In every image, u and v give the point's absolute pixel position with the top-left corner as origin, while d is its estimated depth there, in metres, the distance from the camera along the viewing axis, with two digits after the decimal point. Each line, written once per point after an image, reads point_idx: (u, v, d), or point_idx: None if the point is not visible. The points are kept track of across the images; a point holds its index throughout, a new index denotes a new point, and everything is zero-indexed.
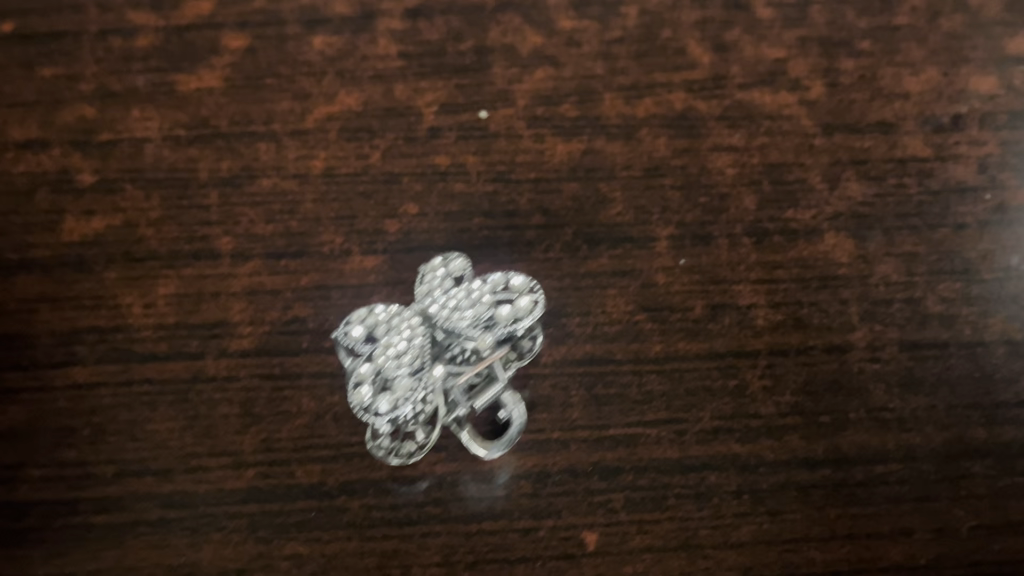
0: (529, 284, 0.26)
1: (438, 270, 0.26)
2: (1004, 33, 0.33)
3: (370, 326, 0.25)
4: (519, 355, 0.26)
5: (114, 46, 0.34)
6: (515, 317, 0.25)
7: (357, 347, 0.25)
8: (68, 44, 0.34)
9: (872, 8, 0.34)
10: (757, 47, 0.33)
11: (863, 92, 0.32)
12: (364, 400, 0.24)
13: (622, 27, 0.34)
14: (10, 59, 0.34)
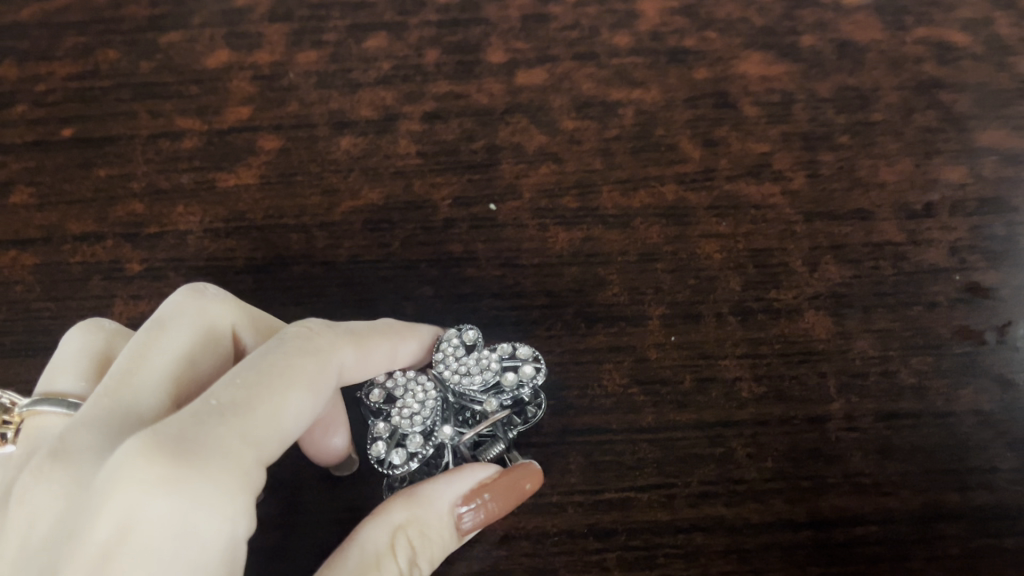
0: (534, 353, 0.29)
1: (453, 339, 0.29)
2: (976, 125, 0.36)
3: (390, 389, 0.29)
4: (523, 420, 0.29)
5: (163, 148, 0.38)
6: (518, 384, 0.28)
7: (379, 406, 0.29)
8: (122, 145, 0.38)
9: (850, 104, 0.37)
10: (744, 142, 0.36)
11: (842, 181, 0.35)
12: (380, 453, 0.27)
13: (619, 126, 0.38)
14: (69, 160, 0.38)
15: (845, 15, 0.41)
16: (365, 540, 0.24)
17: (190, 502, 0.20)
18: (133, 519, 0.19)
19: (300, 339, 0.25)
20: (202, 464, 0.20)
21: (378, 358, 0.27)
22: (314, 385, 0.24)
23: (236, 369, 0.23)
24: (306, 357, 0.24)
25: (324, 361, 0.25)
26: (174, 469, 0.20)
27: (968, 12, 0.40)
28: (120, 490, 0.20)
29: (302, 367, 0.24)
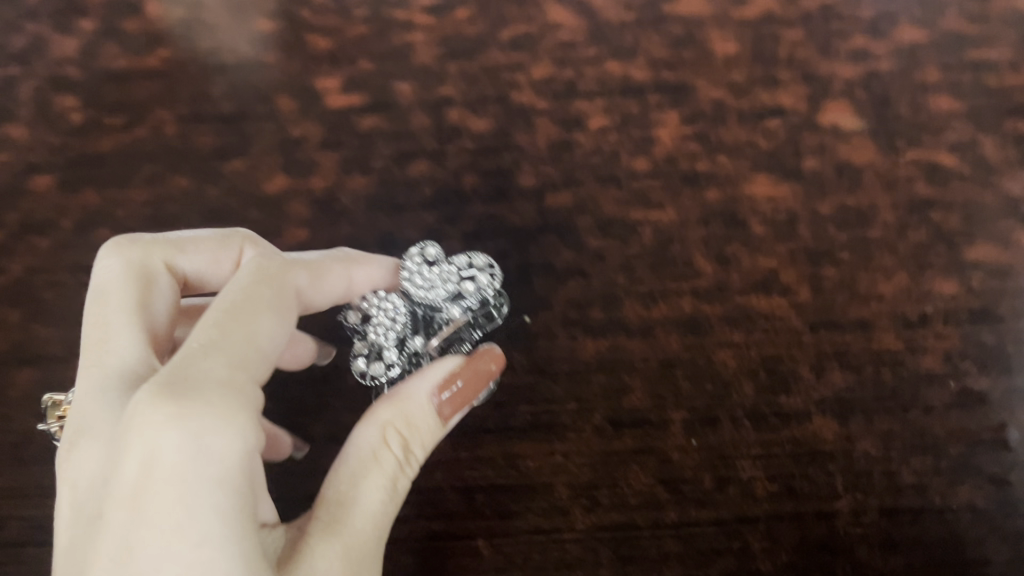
0: (486, 261, 0.38)
1: (415, 256, 0.38)
2: (964, 240, 0.40)
3: (365, 310, 0.38)
4: (488, 319, 0.39)
5: None
6: (475, 290, 0.38)
7: (358, 324, 0.38)
8: None
9: (849, 220, 0.41)
10: (753, 258, 0.40)
11: (843, 293, 0.39)
12: (363, 369, 0.37)
13: (639, 243, 0.41)
14: None
15: (844, 139, 0.46)
16: (360, 440, 0.32)
17: (199, 413, 0.27)
18: (154, 449, 0.26)
19: (260, 279, 0.32)
20: (198, 399, 0.27)
21: (334, 279, 0.36)
22: (281, 308, 0.32)
23: (213, 316, 0.30)
24: (265, 295, 0.32)
25: (285, 283, 0.33)
26: (177, 410, 0.27)
27: (954, 136, 0.45)
28: (139, 429, 0.27)
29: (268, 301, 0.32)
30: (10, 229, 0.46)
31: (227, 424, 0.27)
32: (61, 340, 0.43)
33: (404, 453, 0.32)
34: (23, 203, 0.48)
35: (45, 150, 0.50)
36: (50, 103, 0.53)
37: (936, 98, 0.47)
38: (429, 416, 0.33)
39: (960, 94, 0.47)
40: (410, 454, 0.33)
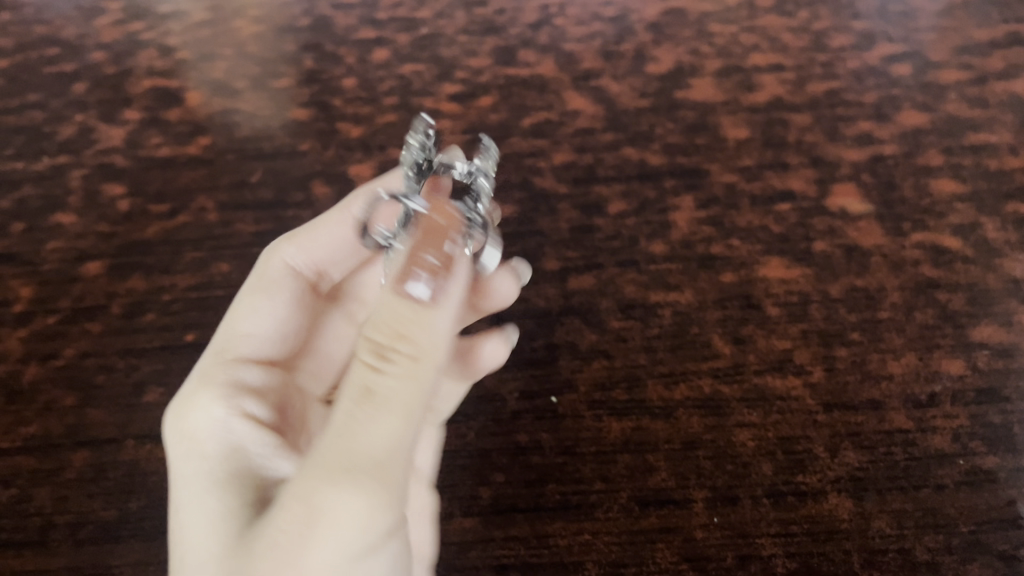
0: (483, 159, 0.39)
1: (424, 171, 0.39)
2: (969, 321, 0.42)
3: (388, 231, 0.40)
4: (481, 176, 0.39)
5: None
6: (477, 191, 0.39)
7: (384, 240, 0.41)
8: None
9: (859, 303, 0.44)
10: (768, 339, 0.42)
11: (854, 373, 0.41)
12: None
13: (660, 324, 0.44)
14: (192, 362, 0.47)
15: (851, 223, 0.48)
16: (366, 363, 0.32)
17: (190, 411, 0.36)
18: (180, 434, 0.36)
19: (258, 268, 0.44)
20: (203, 393, 0.37)
21: (321, 232, 0.44)
22: (269, 288, 0.43)
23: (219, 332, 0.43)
24: (256, 295, 0.43)
25: (270, 268, 0.44)
26: (184, 406, 0.37)
27: (957, 219, 0.47)
28: (170, 426, 0.37)
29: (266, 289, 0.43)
30: (64, 313, 0.49)
31: (191, 408, 0.36)
32: (112, 421, 0.45)
33: (375, 357, 0.30)
34: (73, 288, 0.51)
35: (94, 236, 0.54)
36: (98, 191, 0.57)
37: (938, 182, 0.49)
38: (389, 313, 0.30)
39: (961, 179, 0.50)
40: (382, 358, 0.30)
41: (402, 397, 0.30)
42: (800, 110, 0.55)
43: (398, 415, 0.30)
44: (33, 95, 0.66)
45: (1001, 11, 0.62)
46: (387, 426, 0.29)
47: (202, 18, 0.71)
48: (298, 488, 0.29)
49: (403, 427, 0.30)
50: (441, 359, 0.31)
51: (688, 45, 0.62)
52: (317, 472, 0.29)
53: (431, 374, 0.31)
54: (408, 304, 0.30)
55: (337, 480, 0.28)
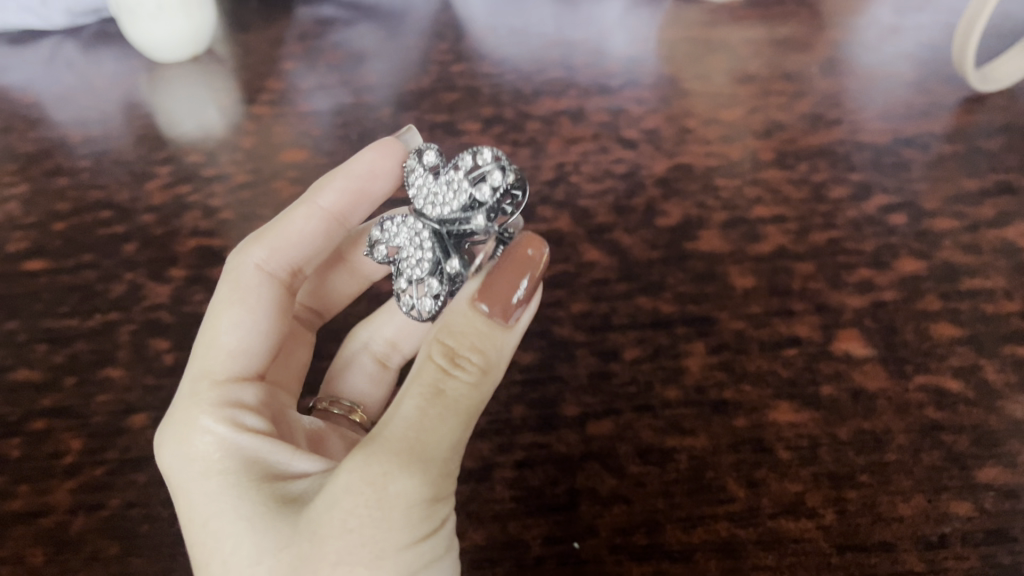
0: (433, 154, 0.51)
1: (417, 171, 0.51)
2: (975, 462, 0.44)
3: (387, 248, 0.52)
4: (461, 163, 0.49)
5: None
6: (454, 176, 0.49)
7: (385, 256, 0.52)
8: None
9: (866, 445, 0.46)
10: (781, 482, 0.44)
11: (866, 515, 0.43)
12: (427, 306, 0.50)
13: (676, 468, 0.46)
14: None
15: (856, 366, 0.50)
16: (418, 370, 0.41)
17: (192, 436, 0.43)
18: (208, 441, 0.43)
19: (232, 276, 0.51)
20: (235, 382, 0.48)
21: (297, 222, 0.54)
22: (260, 278, 0.51)
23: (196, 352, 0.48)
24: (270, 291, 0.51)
25: (245, 272, 0.51)
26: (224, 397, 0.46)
27: (957, 361, 0.50)
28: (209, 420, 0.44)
29: (240, 299, 0.50)
30: (111, 464, 0.52)
31: (192, 433, 0.43)
32: (155, 568, 0.47)
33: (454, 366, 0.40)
34: (120, 439, 0.54)
35: (141, 389, 0.57)
36: (145, 345, 0.61)
37: (938, 326, 0.52)
38: (469, 328, 0.41)
39: (960, 322, 0.52)
40: (455, 365, 0.40)
41: (465, 399, 0.39)
42: (803, 259, 0.59)
43: (462, 420, 0.39)
44: (86, 255, 0.71)
45: (990, 162, 0.67)
46: (456, 430, 0.39)
47: (244, 183, 0.77)
48: (389, 474, 0.37)
49: (463, 428, 0.39)
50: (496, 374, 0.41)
51: (695, 199, 0.66)
52: (382, 459, 0.38)
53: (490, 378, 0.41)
54: (496, 325, 0.41)
55: (412, 468, 0.37)
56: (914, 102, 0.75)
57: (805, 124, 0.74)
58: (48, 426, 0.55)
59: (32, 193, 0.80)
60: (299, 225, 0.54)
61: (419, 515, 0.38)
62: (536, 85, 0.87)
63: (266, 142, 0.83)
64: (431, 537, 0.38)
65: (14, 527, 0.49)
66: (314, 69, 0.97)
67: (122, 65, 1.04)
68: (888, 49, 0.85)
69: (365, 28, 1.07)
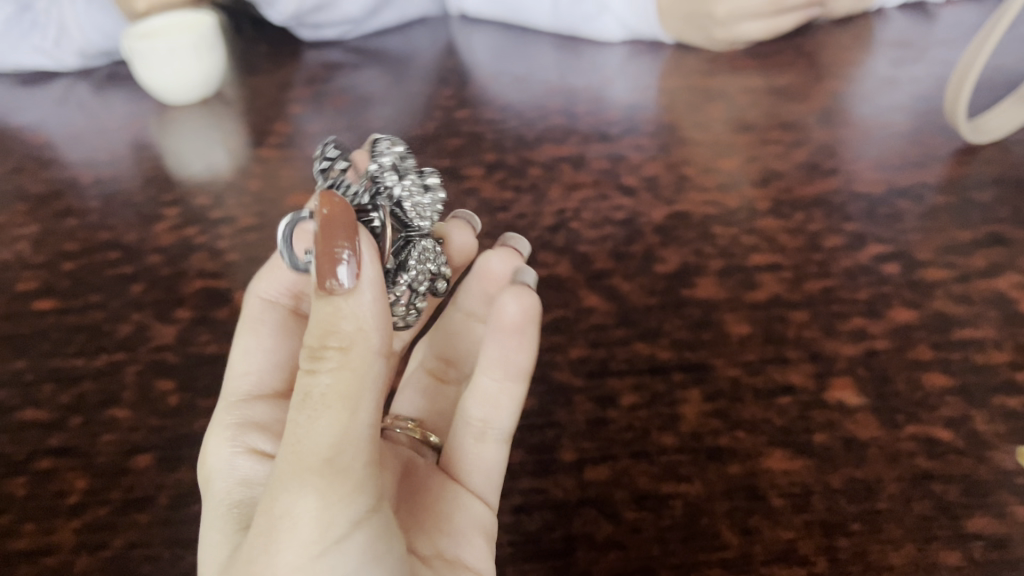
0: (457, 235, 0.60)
1: None
2: (965, 512, 0.45)
3: None
4: None
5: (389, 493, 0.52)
6: None
7: None
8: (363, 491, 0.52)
9: (858, 494, 0.46)
10: (774, 529, 0.45)
11: (857, 564, 0.43)
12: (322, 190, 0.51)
13: (671, 514, 0.46)
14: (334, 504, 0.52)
15: (849, 414, 0.51)
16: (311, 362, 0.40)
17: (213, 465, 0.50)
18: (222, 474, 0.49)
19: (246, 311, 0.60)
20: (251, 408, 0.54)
21: None
22: (262, 307, 0.59)
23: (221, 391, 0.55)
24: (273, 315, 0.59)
25: (250, 304, 0.59)
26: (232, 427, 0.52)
27: (948, 411, 0.51)
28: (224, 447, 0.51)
29: (251, 328, 0.58)
30: (115, 504, 0.53)
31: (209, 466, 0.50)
32: None
33: (317, 358, 0.38)
34: (124, 479, 0.54)
35: (146, 429, 0.58)
36: (151, 385, 0.62)
37: (929, 376, 0.53)
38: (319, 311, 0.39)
39: (951, 372, 0.53)
40: (318, 357, 0.39)
41: (340, 390, 0.38)
42: (798, 308, 0.60)
43: (347, 412, 0.38)
44: (94, 296, 0.72)
45: (981, 214, 0.68)
46: (340, 427, 0.38)
47: (250, 226, 0.79)
48: (279, 492, 0.38)
49: (349, 420, 0.38)
50: (371, 342, 0.39)
51: (692, 246, 0.68)
52: (283, 472, 0.38)
53: (363, 354, 0.39)
54: (336, 296, 0.39)
55: (294, 484, 0.37)
56: (908, 153, 0.77)
57: (801, 174, 0.75)
58: (54, 466, 0.56)
59: (42, 234, 0.82)
60: None
61: (312, 532, 0.37)
62: (539, 132, 0.88)
63: (272, 185, 0.85)
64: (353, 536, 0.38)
65: (17, 566, 0.50)
66: (321, 113, 0.99)
67: (133, 108, 1.07)
68: (883, 100, 0.86)
69: (372, 73, 1.09)
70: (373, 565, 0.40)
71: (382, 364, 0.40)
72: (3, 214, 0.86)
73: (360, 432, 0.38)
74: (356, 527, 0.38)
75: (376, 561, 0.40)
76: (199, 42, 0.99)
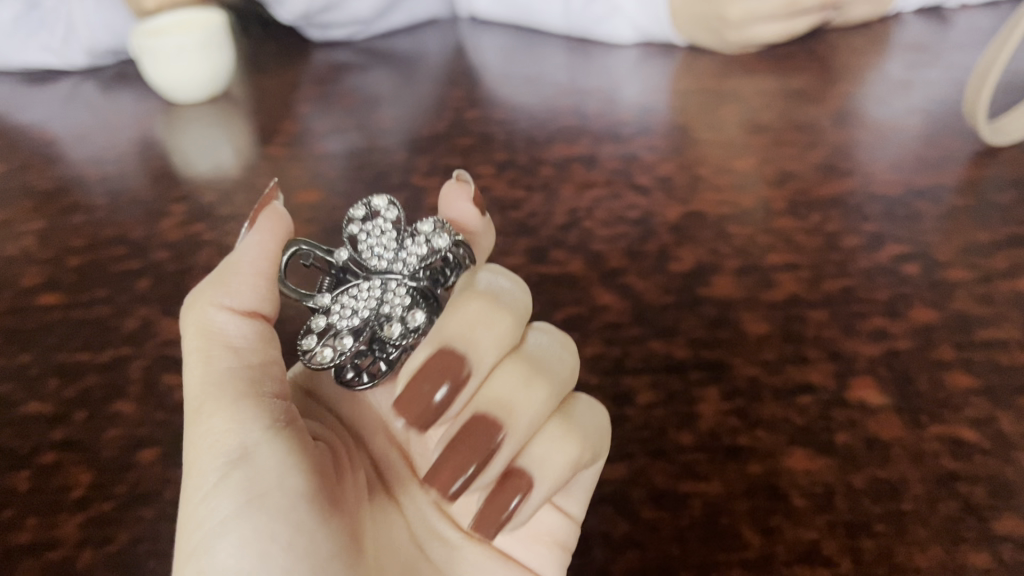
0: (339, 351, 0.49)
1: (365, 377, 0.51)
2: (993, 514, 0.44)
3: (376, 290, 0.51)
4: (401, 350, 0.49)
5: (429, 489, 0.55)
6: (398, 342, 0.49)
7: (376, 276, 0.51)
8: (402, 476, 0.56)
9: (882, 494, 0.45)
10: (796, 530, 0.44)
11: (883, 565, 0.42)
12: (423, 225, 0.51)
13: (690, 514, 0.45)
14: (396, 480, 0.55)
15: (871, 414, 0.50)
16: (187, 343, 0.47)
17: None
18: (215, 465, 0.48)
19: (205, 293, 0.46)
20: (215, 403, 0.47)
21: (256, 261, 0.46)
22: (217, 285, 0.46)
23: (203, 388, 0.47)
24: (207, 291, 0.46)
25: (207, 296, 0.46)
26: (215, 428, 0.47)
27: (972, 412, 0.50)
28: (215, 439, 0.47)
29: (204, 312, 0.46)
30: (119, 499, 0.52)
31: None
32: None
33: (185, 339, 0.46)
34: (130, 474, 0.53)
35: (151, 424, 0.57)
36: (158, 380, 0.61)
37: (952, 376, 0.52)
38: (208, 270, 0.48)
39: (974, 372, 0.52)
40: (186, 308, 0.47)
41: (195, 338, 0.45)
42: (816, 307, 0.59)
43: (204, 362, 0.45)
44: (100, 291, 0.71)
45: (1002, 216, 0.67)
46: (205, 379, 0.45)
47: None
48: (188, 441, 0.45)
49: (207, 367, 0.45)
50: (212, 291, 0.46)
51: (708, 246, 0.67)
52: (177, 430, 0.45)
53: (205, 295, 0.46)
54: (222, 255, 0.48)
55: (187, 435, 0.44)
56: (926, 155, 0.76)
57: (816, 175, 0.74)
58: (58, 460, 0.55)
59: (48, 229, 0.81)
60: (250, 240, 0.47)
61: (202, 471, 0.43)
62: (550, 132, 0.88)
63: (280, 182, 0.84)
64: (232, 471, 0.43)
65: (19, 560, 0.49)
66: (330, 112, 0.99)
67: (140, 106, 1.06)
68: (897, 103, 0.86)
69: (381, 73, 1.08)
70: (264, 500, 0.43)
71: (225, 314, 0.45)
72: (9, 210, 0.85)
73: (219, 373, 0.45)
74: (229, 469, 0.43)
75: (258, 501, 0.43)
76: (206, 42, 0.98)
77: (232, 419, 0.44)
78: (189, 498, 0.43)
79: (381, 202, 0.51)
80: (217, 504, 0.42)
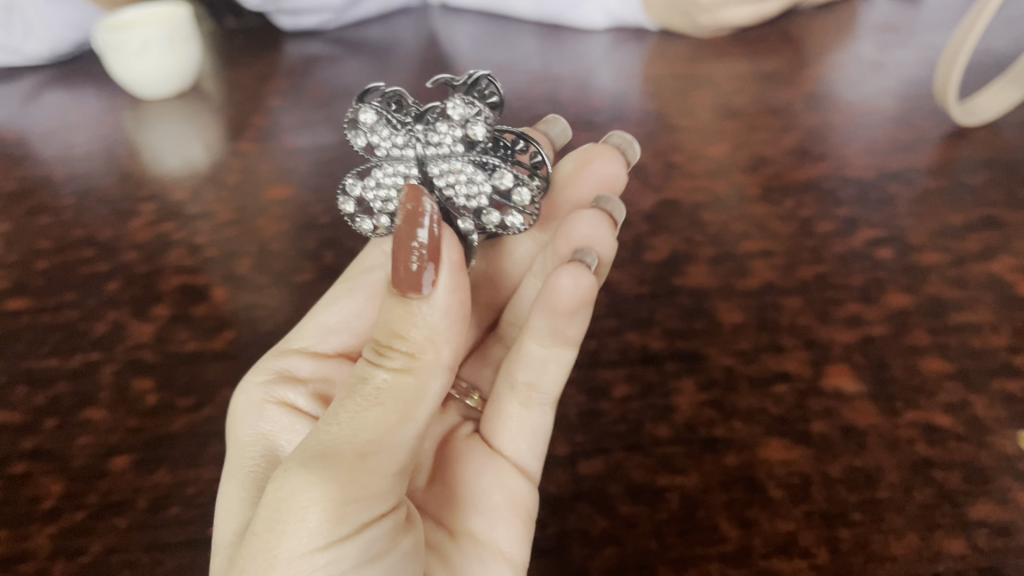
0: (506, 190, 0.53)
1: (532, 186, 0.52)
2: (967, 499, 0.44)
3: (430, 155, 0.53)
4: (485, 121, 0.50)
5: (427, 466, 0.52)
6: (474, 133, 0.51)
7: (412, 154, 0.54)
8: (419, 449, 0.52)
9: (858, 483, 0.45)
10: (773, 521, 0.44)
11: (859, 555, 0.42)
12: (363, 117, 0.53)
13: (667, 508, 0.45)
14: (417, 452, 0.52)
15: (846, 402, 0.50)
16: (369, 387, 0.42)
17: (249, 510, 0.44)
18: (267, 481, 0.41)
19: (416, 355, 0.43)
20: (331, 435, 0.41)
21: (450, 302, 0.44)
22: (434, 354, 0.44)
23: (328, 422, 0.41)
24: (425, 362, 0.43)
25: (422, 352, 0.43)
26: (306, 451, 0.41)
27: (946, 397, 0.50)
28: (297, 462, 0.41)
29: (408, 375, 0.43)
30: (91, 509, 0.51)
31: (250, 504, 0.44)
32: None
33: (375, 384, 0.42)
34: (102, 482, 0.53)
35: (123, 431, 0.56)
36: (129, 385, 0.60)
37: (927, 362, 0.52)
38: (395, 315, 0.44)
39: (948, 356, 0.52)
40: (385, 356, 0.43)
41: (396, 390, 0.42)
42: (791, 295, 0.59)
43: (396, 414, 0.41)
44: (69, 294, 0.70)
45: (974, 198, 0.67)
46: (382, 420, 0.41)
47: (230, 220, 0.77)
48: (299, 465, 0.39)
49: (397, 425, 0.41)
50: (434, 356, 0.44)
51: (682, 234, 0.66)
52: (304, 458, 0.39)
53: (428, 368, 0.43)
54: (412, 302, 0.44)
55: (312, 466, 0.39)
56: (898, 137, 0.76)
57: (789, 160, 0.74)
58: (28, 470, 0.54)
59: (15, 232, 0.79)
60: (444, 299, 0.44)
61: (313, 516, 0.38)
62: (523, 121, 0.87)
63: (250, 179, 0.83)
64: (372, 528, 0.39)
65: None
66: (300, 105, 0.97)
67: (106, 103, 1.04)
68: (870, 84, 0.85)
69: (352, 65, 1.07)
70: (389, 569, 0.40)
71: (439, 381, 0.44)
72: None
73: (399, 433, 0.41)
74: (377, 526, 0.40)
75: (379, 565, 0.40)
76: (173, 34, 0.96)
77: (386, 483, 0.40)
78: (304, 545, 0.38)
79: (365, 226, 0.58)
80: (341, 557, 0.38)
